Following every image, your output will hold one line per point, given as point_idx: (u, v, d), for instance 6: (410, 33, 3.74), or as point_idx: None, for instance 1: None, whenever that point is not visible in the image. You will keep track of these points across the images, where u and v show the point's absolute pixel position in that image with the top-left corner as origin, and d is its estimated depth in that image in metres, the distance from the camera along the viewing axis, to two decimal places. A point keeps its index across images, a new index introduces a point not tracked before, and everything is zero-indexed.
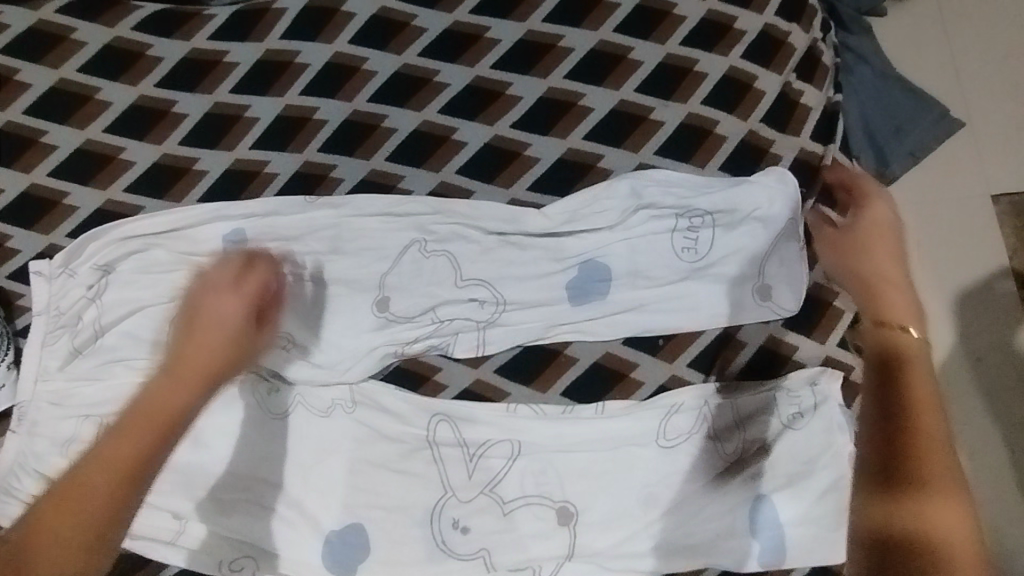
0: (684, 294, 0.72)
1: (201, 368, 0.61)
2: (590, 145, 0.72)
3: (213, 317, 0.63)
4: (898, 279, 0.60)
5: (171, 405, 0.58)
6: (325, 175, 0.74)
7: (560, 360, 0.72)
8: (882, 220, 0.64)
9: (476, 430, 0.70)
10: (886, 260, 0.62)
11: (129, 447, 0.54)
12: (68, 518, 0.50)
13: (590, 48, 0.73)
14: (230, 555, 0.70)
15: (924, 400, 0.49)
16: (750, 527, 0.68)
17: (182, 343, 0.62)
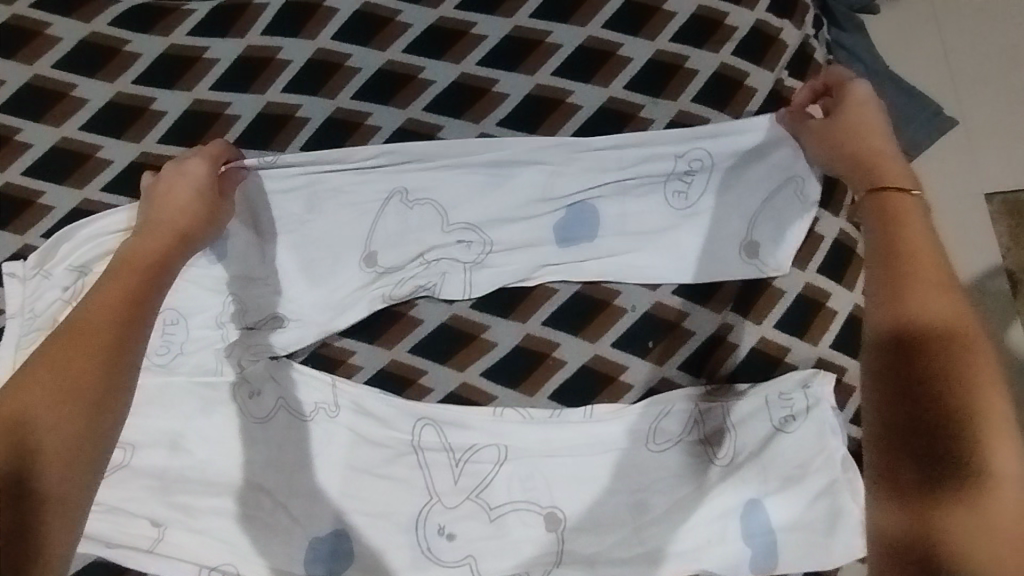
0: (682, 261, 0.71)
1: (173, 225, 0.64)
2: (579, 143, 0.71)
3: (179, 183, 0.65)
4: (899, 170, 0.57)
5: (148, 256, 0.61)
6: (294, 139, 0.72)
7: (547, 363, 0.69)
8: (863, 113, 0.61)
9: (462, 434, 0.68)
10: (880, 153, 0.58)
11: (105, 319, 0.53)
12: (85, 339, 0.51)
13: (578, 44, 0.72)
14: (211, 563, 0.68)
15: (965, 392, 0.42)
16: (742, 533, 0.67)
17: (151, 212, 0.65)
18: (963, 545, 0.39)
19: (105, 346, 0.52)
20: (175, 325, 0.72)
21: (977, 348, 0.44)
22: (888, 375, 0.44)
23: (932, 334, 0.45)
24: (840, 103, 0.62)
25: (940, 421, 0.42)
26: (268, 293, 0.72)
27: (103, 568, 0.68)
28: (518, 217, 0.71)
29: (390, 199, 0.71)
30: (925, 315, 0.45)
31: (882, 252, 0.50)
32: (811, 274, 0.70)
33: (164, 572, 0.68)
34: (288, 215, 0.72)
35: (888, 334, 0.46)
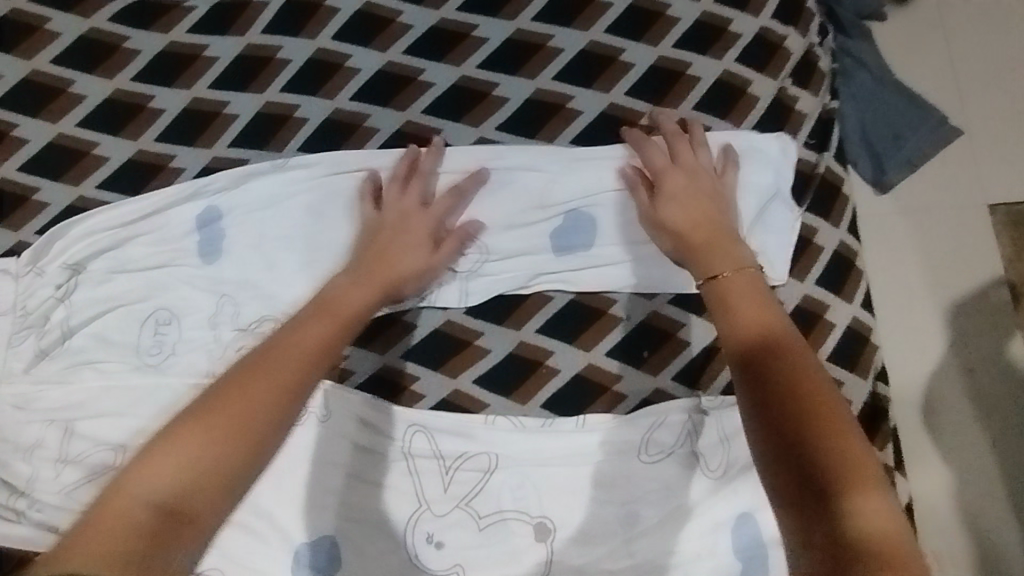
0: (679, 264, 0.69)
1: (387, 276, 0.64)
2: (578, 150, 0.70)
3: (404, 237, 0.66)
4: (700, 225, 0.62)
5: (351, 310, 0.60)
6: (289, 116, 0.72)
7: (540, 371, 0.69)
8: (685, 170, 0.65)
9: (452, 442, 0.67)
10: (698, 222, 0.62)
11: (291, 365, 0.53)
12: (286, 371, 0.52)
13: (580, 49, 0.71)
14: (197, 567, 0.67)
15: (805, 394, 0.44)
16: (733, 546, 0.66)
17: (372, 254, 0.65)
18: (859, 532, 0.38)
19: (280, 383, 0.51)
20: (169, 325, 0.73)
21: (799, 354, 0.47)
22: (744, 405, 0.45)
23: (763, 358, 0.47)
24: (666, 164, 0.66)
25: (797, 428, 0.42)
26: (263, 296, 0.73)
27: None
28: (515, 222, 0.70)
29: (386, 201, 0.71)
30: (755, 346, 0.48)
31: (720, 309, 0.53)
32: (809, 285, 0.70)
33: None
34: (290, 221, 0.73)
35: (736, 370, 0.48)
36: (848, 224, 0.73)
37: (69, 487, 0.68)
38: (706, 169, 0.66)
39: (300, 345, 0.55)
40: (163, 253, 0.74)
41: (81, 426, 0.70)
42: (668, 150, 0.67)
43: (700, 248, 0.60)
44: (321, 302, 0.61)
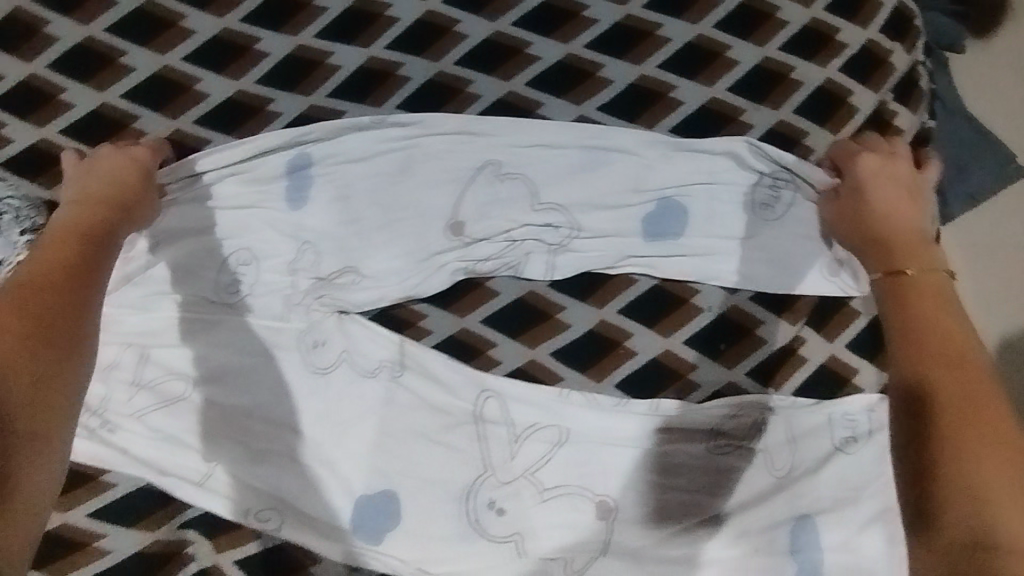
0: (764, 268, 0.70)
1: (102, 198, 0.67)
2: (678, 139, 0.71)
3: (104, 166, 0.68)
4: (897, 222, 0.65)
5: (90, 224, 0.65)
6: (392, 72, 0.73)
7: (618, 352, 0.69)
8: (883, 159, 0.67)
9: (524, 411, 0.67)
10: (891, 213, 0.65)
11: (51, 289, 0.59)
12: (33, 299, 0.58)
13: (687, 41, 0.72)
14: (256, 505, 0.68)
15: (973, 426, 0.49)
16: (790, 548, 0.66)
17: (88, 182, 0.68)
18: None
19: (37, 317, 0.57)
20: (249, 265, 0.73)
21: (991, 391, 0.51)
22: (914, 413, 0.52)
23: (951, 378, 0.52)
24: (875, 157, 0.67)
25: (956, 448, 0.49)
26: (343, 245, 0.73)
27: (153, 494, 0.69)
28: (607, 203, 0.71)
29: (481, 169, 0.71)
30: (939, 365, 0.53)
31: (895, 304, 0.59)
32: None
33: (210, 508, 0.68)
34: (384, 174, 0.73)
35: (915, 384, 0.53)
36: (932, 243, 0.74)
37: (143, 411, 0.70)
38: (892, 157, 0.67)
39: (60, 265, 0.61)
40: (255, 192, 0.74)
41: (157, 352, 0.72)
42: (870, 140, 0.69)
43: (887, 241, 0.64)
44: (60, 229, 0.65)
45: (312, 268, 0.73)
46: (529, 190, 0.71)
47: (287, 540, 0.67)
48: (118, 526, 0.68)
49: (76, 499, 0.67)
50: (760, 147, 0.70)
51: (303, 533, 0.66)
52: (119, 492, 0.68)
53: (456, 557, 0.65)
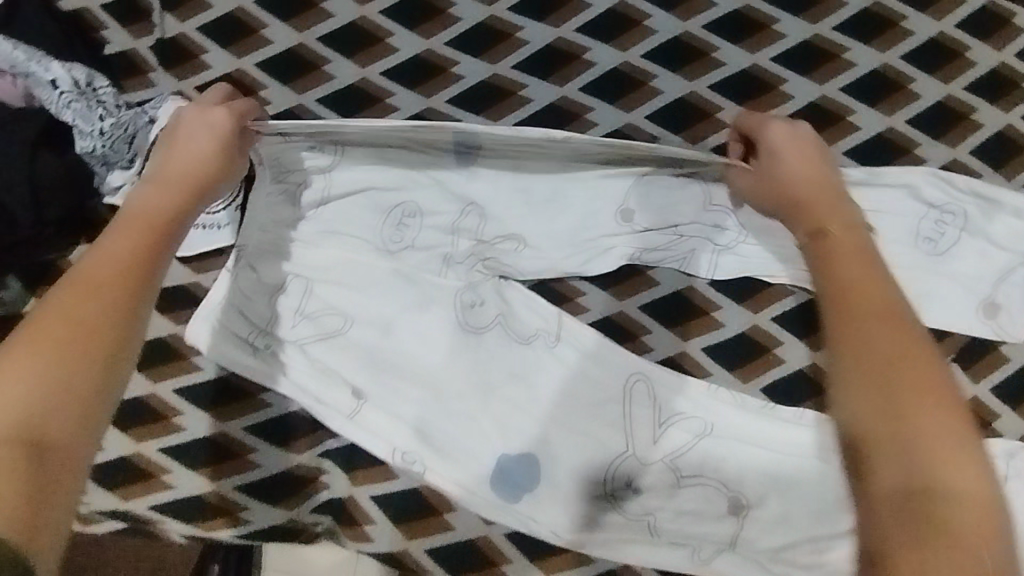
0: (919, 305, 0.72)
1: (175, 173, 0.55)
2: (848, 162, 0.74)
3: (189, 126, 0.57)
4: (813, 184, 0.58)
5: (157, 207, 0.51)
6: (578, 56, 0.77)
7: (766, 357, 0.70)
8: (795, 128, 0.61)
9: (672, 399, 0.69)
10: (804, 176, 0.58)
11: (110, 280, 0.44)
12: (83, 289, 0.42)
13: (873, 68, 0.75)
14: (404, 446, 0.70)
15: (901, 357, 0.42)
16: None
17: (164, 159, 0.56)
18: None
19: (76, 322, 0.41)
20: (413, 219, 0.74)
21: (916, 345, 0.43)
22: (832, 348, 0.44)
23: (854, 274, 0.48)
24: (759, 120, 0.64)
25: (861, 362, 0.42)
26: (513, 204, 0.74)
27: (305, 419, 0.72)
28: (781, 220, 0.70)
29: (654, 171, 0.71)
30: (841, 286, 0.47)
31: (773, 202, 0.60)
32: None
33: (359, 441, 0.70)
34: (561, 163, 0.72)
35: (835, 336, 0.44)
36: None
37: (303, 340, 0.72)
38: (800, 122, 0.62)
39: (111, 262, 0.45)
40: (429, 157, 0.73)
41: (321, 287, 0.73)
42: (759, 116, 0.64)
43: (779, 173, 0.60)
44: (124, 215, 0.51)
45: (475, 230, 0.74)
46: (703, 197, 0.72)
47: (427, 485, 0.70)
48: (270, 443, 0.71)
49: (235, 411, 0.72)
50: (948, 182, 0.73)
51: (444, 480, 0.69)
52: (274, 411, 0.72)
53: (592, 526, 0.68)
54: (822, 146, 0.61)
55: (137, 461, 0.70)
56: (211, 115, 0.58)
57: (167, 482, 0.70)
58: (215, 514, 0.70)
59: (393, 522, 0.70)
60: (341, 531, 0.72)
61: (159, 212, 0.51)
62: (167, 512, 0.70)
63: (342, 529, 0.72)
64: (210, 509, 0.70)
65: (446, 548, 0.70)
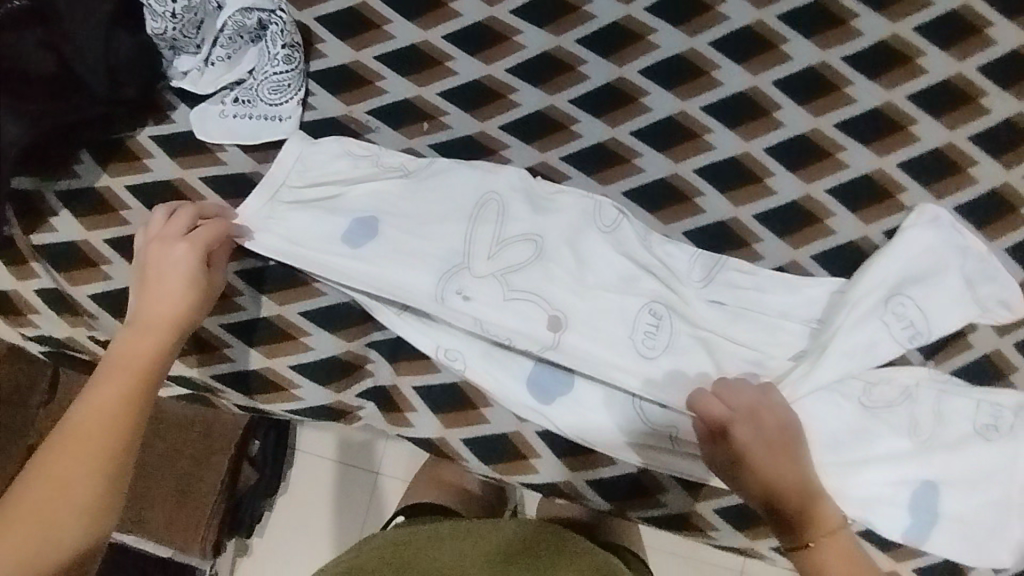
0: (851, 350, 0.70)
1: (157, 317, 0.64)
2: (909, 106, 0.73)
3: (160, 266, 0.65)
4: (795, 486, 0.63)
5: (138, 356, 0.62)
6: None
7: (799, 291, 0.73)
8: (750, 417, 0.65)
9: (705, 319, 0.72)
10: (784, 487, 0.64)
11: (99, 432, 0.57)
12: (77, 440, 0.56)
13: (950, 9, 0.73)
14: (447, 343, 0.75)
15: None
16: (908, 501, 0.72)
17: (143, 296, 0.65)
18: None
19: (69, 477, 0.55)
20: (443, 205, 0.77)
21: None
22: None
23: (831, 557, 0.61)
24: (725, 414, 0.66)
25: None
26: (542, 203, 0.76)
27: (355, 310, 0.77)
28: (768, 316, 0.72)
29: (645, 307, 0.72)
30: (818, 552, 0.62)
31: (758, 497, 0.64)
32: None
33: (405, 334, 0.76)
34: (562, 278, 0.74)
35: None
36: None
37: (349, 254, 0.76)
38: (757, 408, 0.66)
39: (106, 404, 0.58)
40: (430, 253, 0.76)
41: (377, 182, 0.77)
42: (726, 407, 0.66)
43: (757, 469, 0.64)
44: (109, 362, 0.62)
45: (506, 160, 0.78)
46: (706, 262, 0.74)
47: (466, 381, 0.75)
48: (322, 328, 0.76)
49: (291, 296, 0.76)
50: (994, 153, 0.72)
51: (483, 378, 0.74)
52: (327, 300, 0.77)
53: (617, 430, 0.72)
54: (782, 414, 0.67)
55: (202, 334, 0.76)
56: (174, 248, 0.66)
57: (227, 355, 0.76)
58: (270, 387, 0.77)
59: (433, 411, 0.76)
60: (382, 415, 0.78)
61: (141, 363, 0.62)
62: (227, 382, 0.77)
63: (385, 413, 0.78)
64: (265, 384, 0.76)
65: (479, 439, 0.75)
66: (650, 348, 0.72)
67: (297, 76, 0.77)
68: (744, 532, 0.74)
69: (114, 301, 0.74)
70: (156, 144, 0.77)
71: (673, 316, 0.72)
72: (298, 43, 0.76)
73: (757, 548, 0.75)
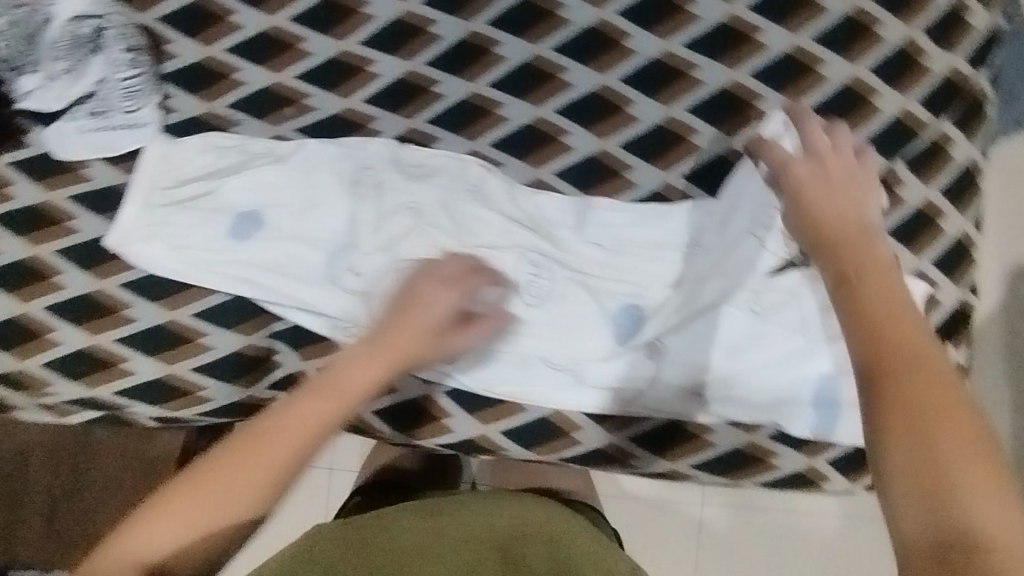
0: (725, 268, 0.73)
1: (398, 354, 0.62)
2: (752, 16, 0.75)
3: (418, 310, 0.64)
4: (854, 224, 0.60)
5: (352, 386, 0.60)
6: None
7: (673, 212, 0.74)
8: (815, 163, 0.65)
9: (586, 256, 0.75)
10: (845, 217, 0.61)
11: (286, 445, 0.56)
12: (258, 452, 0.56)
13: None
14: (343, 321, 0.76)
15: (937, 444, 0.44)
16: (812, 399, 0.73)
17: (386, 326, 0.63)
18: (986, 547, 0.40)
19: (237, 478, 0.55)
20: (320, 189, 0.78)
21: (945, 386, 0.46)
22: (880, 395, 0.47)
23: (894, 333, 0.50)
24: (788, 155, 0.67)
25: (901, 424, 0.45)
26: (414, 169, 0.77)
27: (247, 303, 0.77)
28: (643, 245, 0.75)
29: (523, 256, 0.73)
30: (896, 380, 0.47)
31: (805, 215, 0.62)
32: (932, 191, 0.76)
33: (299, 320, 0.77)
34: (442, 240, 0.75)
35: (878, 391, 0.47)
36: (981, 143, 0.77)
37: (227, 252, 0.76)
38: (848, 159, 0.65)
39: (303, 431, 0.57)
40: (313, 238, 0.77)
41: (249, 175, 0.77)
42: (817, 126, 0.67)
43: (805, 190, 0.63)
44: (321, 375, 0.61)
45: (377, 132, 0.79)
46: (577, 201, 0.75)
47: None
48: (217, 326, 0.76)
49: (179, 300, 0.75)
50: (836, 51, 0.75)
51: None
52: (217, 299, 0.76)
53: (520, 378, 0.73)
54: (892, 255, 0.58)
55: (96, 351, 0.75)
56: (434, 289, 0.65)
57: (126, 369, 0.75)
58: (175, 394, 0.76)
59: None
60: None
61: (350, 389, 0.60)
62: (132, 395, 0.76)
63: (296, 401, 0.78)
64: (170, 391, 0.76)
65: (388, 409, 0.75)
66: (533, 296, 0.73)
67: (147, 81, 0.76)
68: (665, 456, 0.74)
69: (6, 334, 0.74)
70: (18, 172, 0.76)
71: (551, 264, 0.74)
72: (139, 46, 0.76)
73: (680, 468, 0.75)
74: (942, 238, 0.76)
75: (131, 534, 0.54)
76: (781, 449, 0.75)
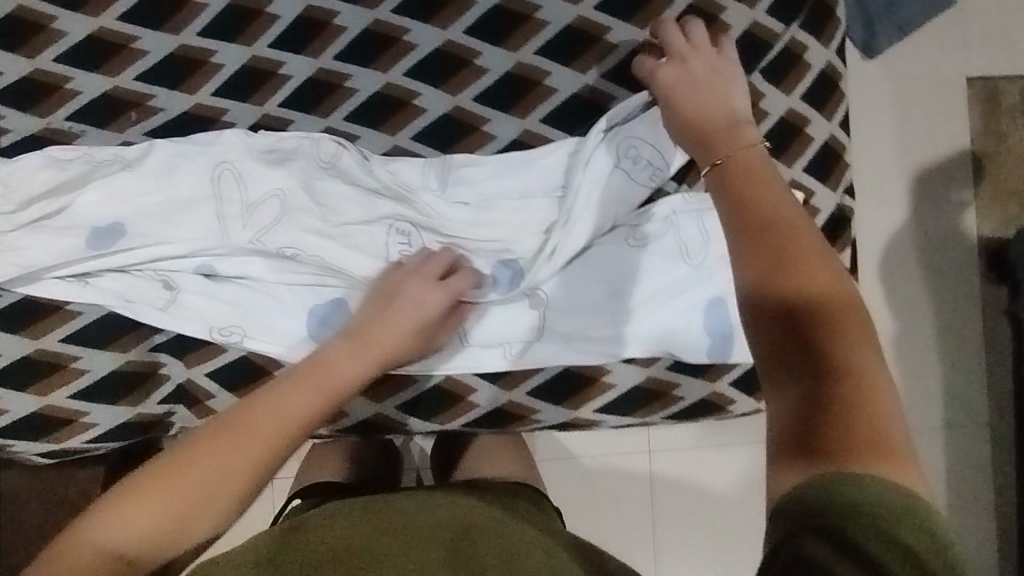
0: (598, 204, 0.71)
1: (380, 350, 0.63)
2: None
3: (406, 307, 0.65)
4: (726, 124, 0.60)
5: (337, 378, 0.60)
6: None
7: (535, 158, 0.73)
8: (683, 68, 0.65)
9: (456, 215, 0.74)
10: (713, 109, 0.62)
11: (278, 436, 0.55)
12: (241, 436, 0.54)
13: None
14: (220, 323, 0.73)
15: (823, 327, 0.44)
16: (704, 324, 0.72)
17: (372, 317, 0.65)
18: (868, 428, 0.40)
19: (214, 472, 0.52)
20: (174, 188, 0.74)
21: (830, 284, 0.46)
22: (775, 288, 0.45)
23: (780, 231, 0.48)
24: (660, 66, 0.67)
25: (805, 318, 0.44)
26: (271, 155, 0.75)
27: (117, 321, 0.73)
28: (511, 196, 0.74)
29: (390, 226, 0.74)
30: (787, 269, 0.46)
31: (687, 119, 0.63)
32: (794, 99, 0.75)
33: (176, 328, 0.73)
34: (308, 222, 0.73)
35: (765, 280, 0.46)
36: (835, 45, 0.77)
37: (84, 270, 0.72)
38: (716, 60, 0.65)
39: (284, 419, 0.56)
40: (172, 245, 0.73)
41: (98, 187, 0.74)
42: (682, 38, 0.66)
43: (681, 94, 0.64)
44: (310, 365, 0.61)
45: (229, 124, 0.76)
46: (439, 162, 0.74)
47: (251, 351, 0.74)
48: (90, 347, 0.73)
49: (43, 328, 0.72)
50: None
51: (263, 343, 0.73)
52: (85, 319, 0.73)
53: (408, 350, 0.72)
54: (760, 138, 0.58)
55: None
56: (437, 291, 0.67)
57: None
58: (55, 425, 0.73)
59: (231, 390, 0.74)
60: (192, 413, 0.77)
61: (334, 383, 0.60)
62: (9, 434, 0.72)
63: (191, 410, 0.77)
64: (49, 422, 0.73)
65: None
66: None
67: None
68: (566, 405, 0.74)
69: None
70: None
71: (419, 229, 0.74)
72: None
73: (584, 416, 0.75)
74: (809, 145, 0.76)
75: (115, 519, 0.50)
76: (682, 379, 0.74)
